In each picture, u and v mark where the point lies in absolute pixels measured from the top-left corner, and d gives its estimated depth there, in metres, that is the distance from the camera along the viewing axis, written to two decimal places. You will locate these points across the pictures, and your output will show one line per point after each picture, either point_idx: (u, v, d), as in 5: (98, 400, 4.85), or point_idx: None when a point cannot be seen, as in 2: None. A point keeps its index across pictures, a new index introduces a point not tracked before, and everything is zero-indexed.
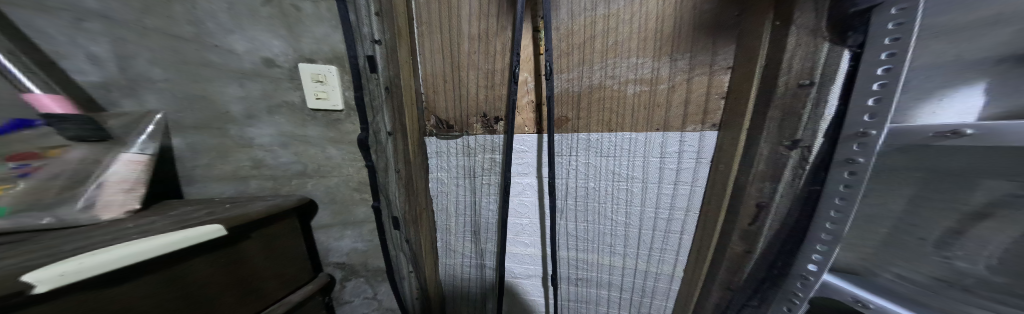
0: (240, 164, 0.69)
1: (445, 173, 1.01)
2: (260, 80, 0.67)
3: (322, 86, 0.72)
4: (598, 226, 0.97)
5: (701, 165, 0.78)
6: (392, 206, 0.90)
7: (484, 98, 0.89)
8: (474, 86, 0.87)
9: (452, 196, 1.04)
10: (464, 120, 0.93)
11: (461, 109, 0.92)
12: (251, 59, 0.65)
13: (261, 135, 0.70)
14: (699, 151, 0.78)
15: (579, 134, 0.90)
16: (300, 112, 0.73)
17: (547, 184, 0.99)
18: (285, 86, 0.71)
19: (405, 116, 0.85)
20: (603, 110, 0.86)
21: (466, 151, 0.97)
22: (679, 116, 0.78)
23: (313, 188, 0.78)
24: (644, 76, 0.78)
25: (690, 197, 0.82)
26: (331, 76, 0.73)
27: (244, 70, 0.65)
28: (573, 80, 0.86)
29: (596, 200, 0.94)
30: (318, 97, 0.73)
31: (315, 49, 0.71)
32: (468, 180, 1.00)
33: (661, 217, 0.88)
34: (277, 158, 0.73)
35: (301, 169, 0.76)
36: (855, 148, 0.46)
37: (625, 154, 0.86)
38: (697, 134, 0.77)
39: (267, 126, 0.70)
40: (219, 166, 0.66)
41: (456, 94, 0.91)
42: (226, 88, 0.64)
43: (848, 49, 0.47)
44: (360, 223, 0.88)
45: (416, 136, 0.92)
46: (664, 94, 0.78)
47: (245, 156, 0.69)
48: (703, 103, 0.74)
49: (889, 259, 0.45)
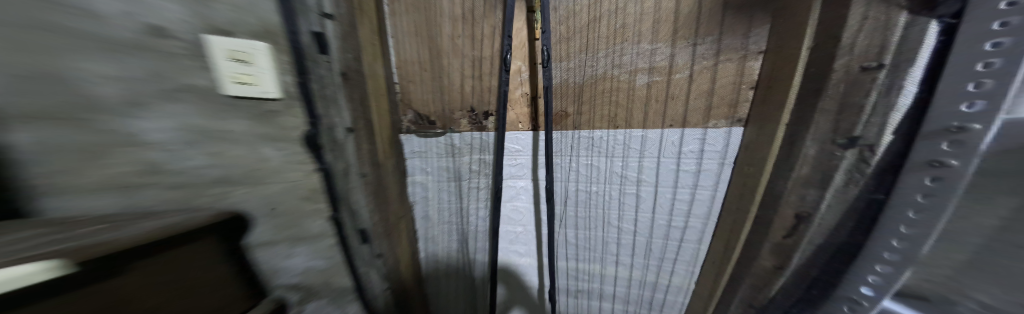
0: (129, 170, 0.30)
1: (430, 177, 0.83)
2: (149, 58, 0.29)
3: (246, 67, 0.35)
4: (602, 234, 0.87)
5: (724, 167, 0.68)
6: (358, 218, 0.58)
7: (469, 92, 0.79)
8: (459, 77, 0.77)
9: (440, 204, 0.88)
10: (448, 116, 0.80)
11: (446, 103, 0.78)
12: (127, 27, 0.28)
13: (158, 130, 0.31)
14: (720, 151, 0.67)
15: (579, 132, 0.79)
16: (216, 105, 0.34)
17: (541, 187, 0.90)
18: (195, 67, 0.32)
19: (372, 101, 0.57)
20: (608, 103, 0.74)
21: (451, 152, 0.83)
22: (699, 110, 0.66)
23: (245, 199, 0.39)
24: (656, 64, 0.67)
25: (709, 204, 0.72)
26: (270, 60, 0.38)
27: (122, 42, 0.28)
28: (573, 69, 0.76)
29: (600, 206, 0.84)
30: (240, 83, 0.35)
31: (240, 17, 0.35)
32: (456, 185, 0.87)
33: (674, 225, 0.78)
34: (185, 160, 0.34)
35: (222, 174, 0.37)
36: (946, 147, 0.33)
37: (634, 154, 0.75)
38: (722, 133, 0.66)
39: (161, 120, 0.31)
40: (91, 173, 0.28)
41: (437, 84, 0.76)
42: (86, 66, 0.26)
43: (937, 20, 0.35)
44: (315, 239, 0.52)
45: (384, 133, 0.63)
46: (683, 84, 0.66)
47: (145, 157, 0.31)
48: (726, 97, 0.63)
49: (962, 285, 0.34)
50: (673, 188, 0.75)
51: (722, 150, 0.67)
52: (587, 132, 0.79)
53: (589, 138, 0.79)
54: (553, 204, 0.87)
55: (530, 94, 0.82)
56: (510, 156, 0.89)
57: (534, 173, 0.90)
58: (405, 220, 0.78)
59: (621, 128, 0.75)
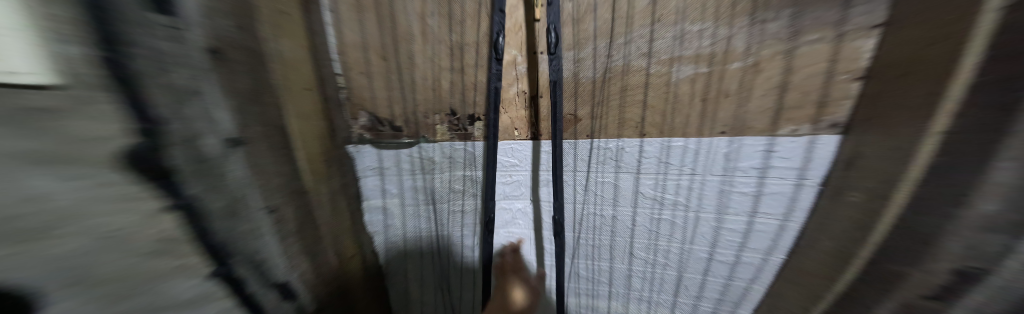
0: None
1: (395, 200, 0.63)
2: None
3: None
4: (622, 268, 0.67)
5: (802, 189, 0.43)
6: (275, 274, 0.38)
7: (451, 89, 0.61)
8: (431, 70, 0.58)
9: (411, 234, 0.67)
10: (419, 119, 0.59)
11: (413, 106, 0.58)
12: None
13: None
14: (799, 167, 0.43)
15: (596, 141, 0.61)
16: None
17: (548, 211, 0.71)
18: None
19: (302, 103, 0.41)
20: (631, 103, 0.56)
21: (424, 168, 0.63)
22: (767, 112, 0.44)
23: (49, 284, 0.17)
24: (701, 49, 0.48)
25: (777, 238, 0.47)
26: (10, 5, 0.13)
27: None
28: (585, 60, 0.59)
29: (619, 233, 0.65)
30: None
31: None
32: (430, 206, 0.67)
33: (719, 260, 0.55)
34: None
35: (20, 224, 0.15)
36: None
37: (670, 171, 0.55)
38: (807, 140, 0.41)
39: None
40: None
41: (395, 77, 0.53)
42: None
43: None
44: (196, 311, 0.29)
45: (315, 142, 0.45)
46: (738, 77, 0.46)
47: None
48: (800, 94, 0.41)
49: None
50: (717, 215, 0.53)
51: (796, 163, 0.43)
52: (602, 141, 0.61)
53: (602, 147, 0.62)
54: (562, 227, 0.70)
55: (529, 95, 0.65)
56: (504, 173, 0.71)
57: (536, 193, 0.70)
58: (370, 253, 0.62)
59: (642, 137, 0.56)
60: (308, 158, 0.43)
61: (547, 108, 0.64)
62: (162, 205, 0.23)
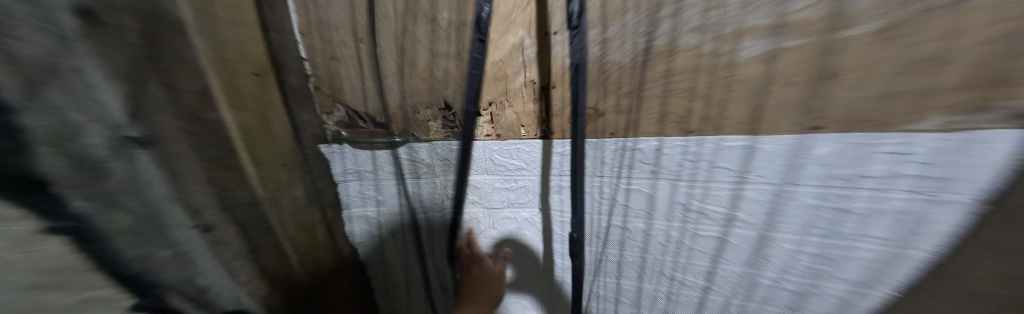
0: None
1: (385, 212, 0.51)
2: None
3: None
4: (655, 296, 0.53)
5: (931, 215, 0.29)
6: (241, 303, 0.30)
7: (438, 83, 0.56)
8: (421, 56, 0.51)
9: (399, 249, 0.56)
10: (409, 114, 0.53)
11: (399, 96, 0.50)
12: None
13: None
14: (977, 191, 0.25)
15: (625, 141, 0.50)
16: None
17: (561, 223, 0.59)
18: None
19: (258, 94, 0.31)
20: (669, 92, 0.44)
21: (416, 171, 0.55)
22: (886, 97, 0.29)
23: None
24: (801, 14, 0.32)
25: (888, 273, 0.33)
26: None
27: None
28: (616, 40, 0.46)
29: (653, 254, 0.52)
30: None
31: None
32: (418, 217, 0.58)
33: (790, 294, 0.41)
34: None
35: None
36: None
37: (716, 178, 0.43)
38: (947, 144, 0.26)
39: None
40: None
41: (369, 66, 0.44)
42: None
43: None
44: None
45: (269, 145, 0.32)
46: (864, 48, 0.29)
47: None
48: (920, 83, 0.27)
49: None
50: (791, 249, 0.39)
51: (924, 173, 0.28)
52: (629, 145, 0.50)
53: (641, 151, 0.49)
54: (581, 247, 0.56)
55: (536, 85, 0.56)
56: (507, 177, 0.61)
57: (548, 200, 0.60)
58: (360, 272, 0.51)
59: (697, 137, 0.43)
60: (258, 167, 0.31)
61: (560, 99, 0.53)
62: (47, 226, 0.14)
